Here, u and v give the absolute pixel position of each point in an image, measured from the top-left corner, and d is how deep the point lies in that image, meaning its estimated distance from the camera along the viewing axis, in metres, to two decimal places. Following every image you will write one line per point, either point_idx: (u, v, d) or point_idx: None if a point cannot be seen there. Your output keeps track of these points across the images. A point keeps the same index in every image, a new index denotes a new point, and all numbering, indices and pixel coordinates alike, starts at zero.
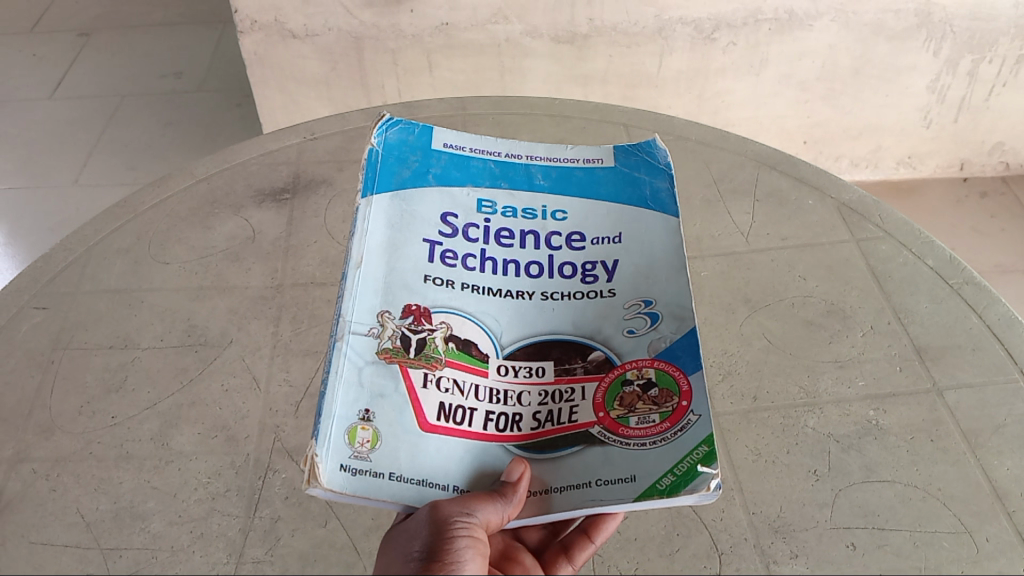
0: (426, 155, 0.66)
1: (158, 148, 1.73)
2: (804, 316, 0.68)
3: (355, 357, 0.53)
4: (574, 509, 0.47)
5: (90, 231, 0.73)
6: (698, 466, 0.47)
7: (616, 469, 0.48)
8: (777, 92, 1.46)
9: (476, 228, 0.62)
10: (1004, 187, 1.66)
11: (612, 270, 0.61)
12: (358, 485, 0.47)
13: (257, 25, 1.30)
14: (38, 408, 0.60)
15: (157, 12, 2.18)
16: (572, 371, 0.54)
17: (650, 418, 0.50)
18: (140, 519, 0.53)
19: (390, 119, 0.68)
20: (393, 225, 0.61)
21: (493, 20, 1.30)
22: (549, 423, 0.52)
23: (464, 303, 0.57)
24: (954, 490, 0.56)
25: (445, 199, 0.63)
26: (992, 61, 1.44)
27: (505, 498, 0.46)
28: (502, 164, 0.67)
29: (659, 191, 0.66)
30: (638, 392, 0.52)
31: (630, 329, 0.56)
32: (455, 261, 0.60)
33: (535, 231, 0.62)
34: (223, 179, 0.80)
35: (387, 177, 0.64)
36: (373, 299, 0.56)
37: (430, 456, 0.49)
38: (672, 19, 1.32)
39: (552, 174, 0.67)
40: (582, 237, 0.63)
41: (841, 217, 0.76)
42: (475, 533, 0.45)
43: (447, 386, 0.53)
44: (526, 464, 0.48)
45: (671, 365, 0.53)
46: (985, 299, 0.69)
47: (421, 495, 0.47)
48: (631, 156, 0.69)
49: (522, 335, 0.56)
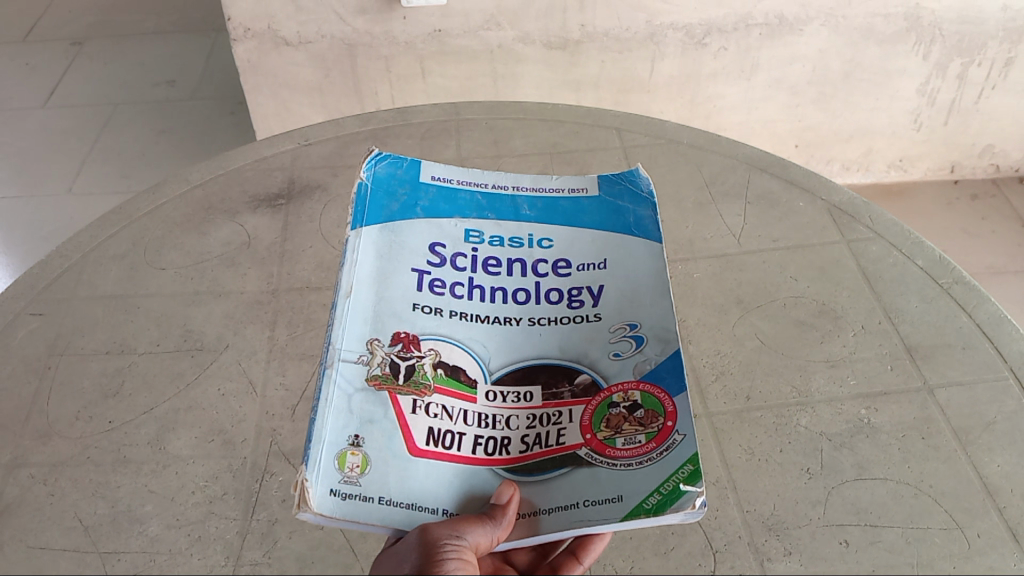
0: (414, 189, 0.67)
1: (152, 155, 1.73)
2: (795, 316, 0.68)
3: (345, 384, 0.53)
4: (563, 530, 0.47)
5: (85, 238, 0.74)
6: (682, 485, 0.48)
7: (604, 489, 0.49)
8: (767, 96, 1.47)
9: (464, 258, 0.62)
10: (995, 189, 1.67)
11: (598, 295, 0.61)
12: (348, 509, 0.47)
13: (251, 33, 1.30)
14: (35, 414, 0.60)
15: (149, 20, 2.18)
16: (560, 395, 0.55)
17: (637, 438, 0.51)
18: (138, 522, 0.53)
19: (379, 153, 0.69)
20: (382, 255, 0.61)
21: (486, 26, 1.31)
22: (537, 446, 0.52)
23: (453, 330, 0.58)
24: (945, 487, 0.56)
25: (433, 229, 0.64)
26: (981, 64, 1.45)
27: (495, 520, 0.46)
28: (489, 196, 0.67)
29: (642, 219, 0.67)
30: (624, 413, 0.53)
31: (616, 352, 0.57)
32: (443, 289, 0.60)
33: (522, 259, 0.63)
34: (218, 185, 0.80)
35: (376, 210, 0.64)
36: (362, 327, 0.57)
37: (420, 481, 0.49)
38: (663, 25, 1.33)
39: (538, 204, 0.67)
40: (567, 264, 0.63)
41: (832, 218, 0.77)
42: (466, 555, 0.44)
43: (436, 411, 0.53)
44: (514, 487, 0.49)
45: (656, 387, 0.54)
46: (974, 298, 0.70)
47: (411, 518, 0.48)
48: (615, 185, 0.70)
49: (510, 360, 0.57)
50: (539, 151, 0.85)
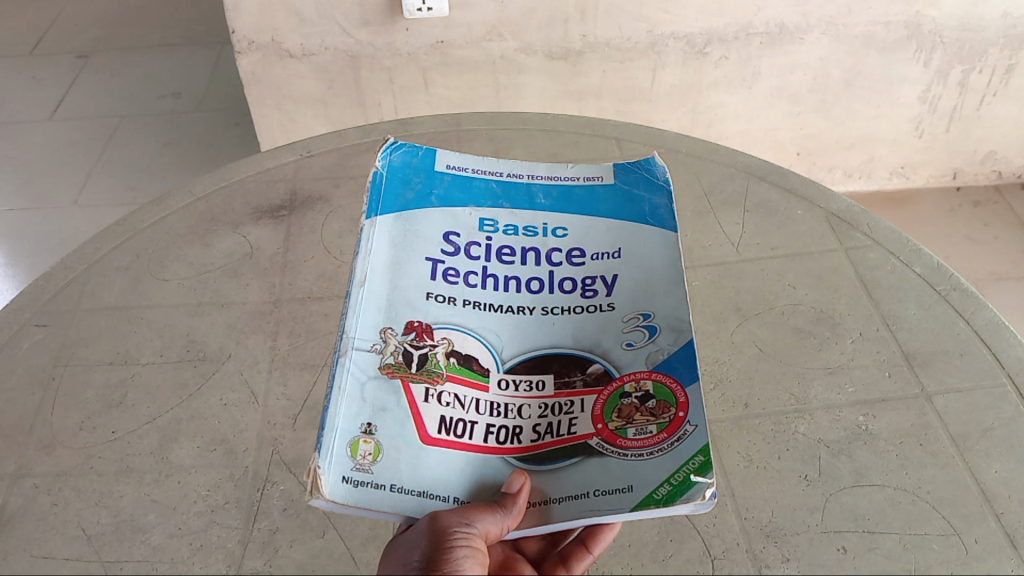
0: (430, 177, 0.67)
1: (157, 167, 1.74)
2: (794, 323, 0.69)
3: (358, 372, 0.54)
4: (573, 520, 0.48)
5: (90, 250, 0.75)
6: (693, 476, 0.48)
7: (614, 480, 0.49)
8: (768, 105, 1.48)
9: (478, 247, 0.63)
10: (998, 196, 1.67)
11: (611, 285, 0.62)
12: (360, 496, 0.47)
13: (254, 45, 1.31)
14: (39, 424, 0.61)
15: (155, 33, 2.21)
16: (572, 384, 0.55)
17: (648, 429, 0.51)
18: (140, 532, 0.54)
19: (394, 141, 0.69)
20: (397, 244, 0.62)
21: (488, 37, 1.32)
22: (548, 435, 0.52)
23: (466, 320, 0.58)
24: (943, 493, 0.56)
25: (448, 218, 0.64)
26: (982, 71, 1.46)
27: (505, 509, 0.47)
28: (504, 184, 0.68)
29: (657, 208, 0.67)
30: (636, 403, 0.53)
31: (629, 342, 0.57)
32: (457, 278, 0.61)
33: (536, 248, 0.63)
34: (220, 197, 0.81)
35: (391, 199, 0.65)
36: (376, 316, 0.57)
37: (432, 469, 0.50)
38: (664, 34, 1.34)
39: (552, 193, 0.68)
40: (581, 253, 0.63)
41: (830, 225, 0.77)
42: (475, 543, 0.45)
43: (448, 400, 0.54)
44: (526, 476, 0.49)
45: (669, 378, 0.54)
46: (972, 305, 0.70)
47: (421, 506, 0.48)
48: (631, 173, 0.70)
49: (523, 349, 0.57)
50: (539, 161, 0.86)
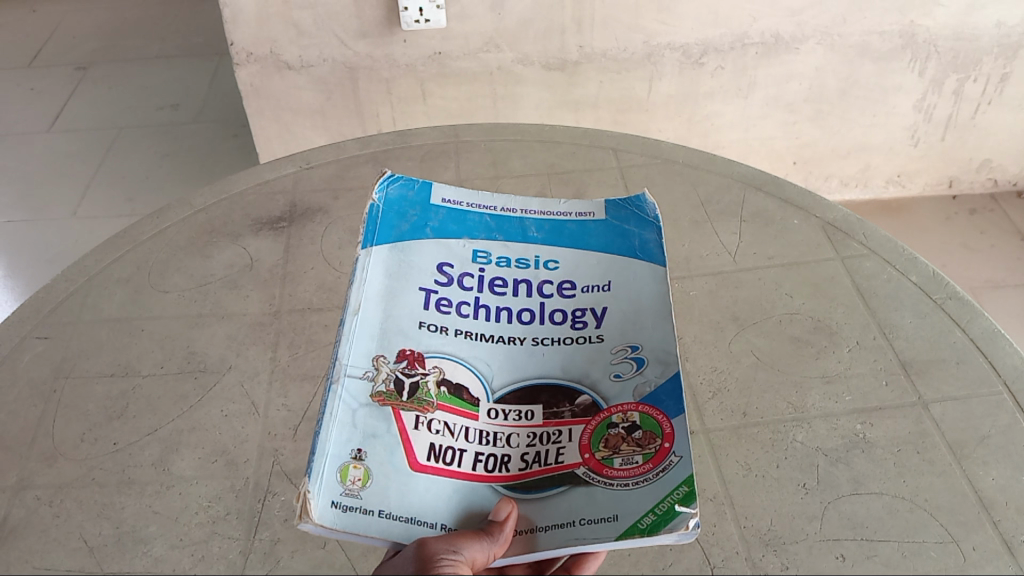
0: (425, 211, 0.68)
1: (156, 178, 1.75)
2: (790, 333, 0.69)
3: (349, 399, 0.54)
4: (559, 548, 0.48)
5: (90, 262, 0.75)
6: (676, 506, 0.48)
7: (600, 508, 0.50)
8: (764, 115, 1.49)
9: (471, 278, 0.63)
10: (993, 204, 1.68)
11: (601, 316, 0.62)
12: (348, 522, 0.48)
13: (253, 57, 1.32)
14: (41, 436, 0.61)
15: (154, 45, 2.22)
16: (560, 415, 0.56)
17: (633, 459, 0.52)
18: (142, 543, 0.54)
19: (391, 175, 0.70)
20: (391, 274, 0.63)
21: (485, 49, 1.33)
22: (536, 464, 0.53)
23: (458, 349, 0.59)
24: (941, 501, 0.57)
25: (442, 250, 0.65)
26: (977, 80, 1.47)
27: (492, 536, 0.47)
28: (497, 218, 0.68)
29: (647, 243, 0.67)
30: (622, 434, 0.54)
31: (616, 373, 0.58)
32: (450, 308, 0.61)
33: (527, 280, 0.64)
34: (220, 209, 0.82)
35: (386, 231, 0.65)
36: (369, 344, 0.58)
37: (420, 496, 0.50)
38: (661, 45, 1.35)
39: (545, 227, 0.68)
40: (572, 286, 0.64)
41: (826, 236, 0.78)
42: (461, 569, 0.45)
43: (437, 428, 0.54)
44: (513, 505, 0.49)
45: (655, 409, 0.55)
46: (969, 314, 0.70)
47: (409, 532, 0.48)
48: (622, 209, 0.70)
49: (512, 379, 0.57)
50: (537, 172, 0.86)
